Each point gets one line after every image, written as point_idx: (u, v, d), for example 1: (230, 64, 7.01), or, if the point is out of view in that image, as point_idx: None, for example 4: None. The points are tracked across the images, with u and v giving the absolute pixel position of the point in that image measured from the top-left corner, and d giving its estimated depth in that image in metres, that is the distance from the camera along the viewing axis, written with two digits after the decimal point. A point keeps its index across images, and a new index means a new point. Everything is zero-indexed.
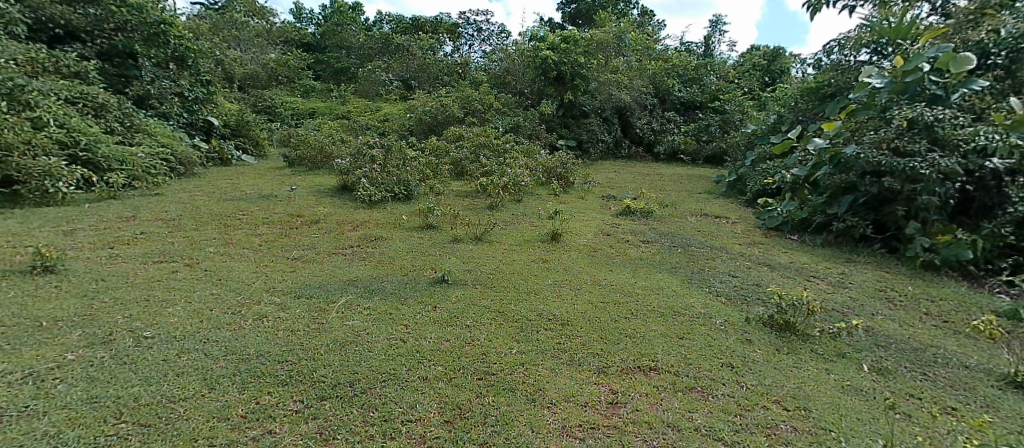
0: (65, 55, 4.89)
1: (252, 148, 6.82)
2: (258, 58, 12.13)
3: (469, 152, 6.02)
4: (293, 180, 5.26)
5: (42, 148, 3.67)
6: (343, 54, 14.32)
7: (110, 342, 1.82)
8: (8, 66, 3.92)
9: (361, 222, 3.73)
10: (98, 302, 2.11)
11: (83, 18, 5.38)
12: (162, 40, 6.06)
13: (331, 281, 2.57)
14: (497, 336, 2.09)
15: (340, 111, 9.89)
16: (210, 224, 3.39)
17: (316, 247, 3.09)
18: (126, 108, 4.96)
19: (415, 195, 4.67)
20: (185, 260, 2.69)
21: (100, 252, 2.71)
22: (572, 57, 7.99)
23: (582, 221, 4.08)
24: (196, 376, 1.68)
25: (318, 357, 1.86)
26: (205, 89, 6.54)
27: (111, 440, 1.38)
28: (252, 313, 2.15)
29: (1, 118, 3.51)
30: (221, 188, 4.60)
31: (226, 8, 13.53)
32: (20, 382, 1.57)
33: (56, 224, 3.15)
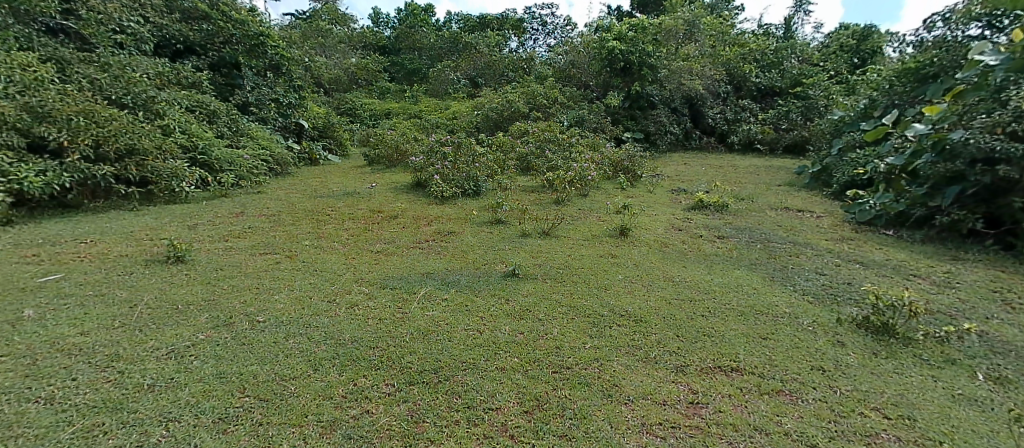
0: (184, 68, 5.46)
1: (336, 148, 7.26)
2: (340, 63, 12.86)
3: (535, 147, 6.07)
4: (372, 178, 5.55)
5: (169, 153, 4.13)
6: (415, 55, 14.83)
7: (231, 325, 2.05)
8: (143, 80, 4.53)
9: (434, 217, 3.88)
10: (219, 289, 2.37)
11: (197, 34, 6.06)
12: (261, 50, 6.60)
13: (411, 273, 2.71)
14: (570, 330, 2.12)
15: (412, 111, 10.30)
16: (305, 219, 3.68)
17: (395, 241, 3.25)
18: (232, 114, 5.47)
19: (484, 191, 4.78)
20: (285, 252, 2.94)
21: (218, 244, 3.02)
22: (640, 47, 7.86)
23: (651, 215, 4.01)
24: (302, 358, 1.85)
25: (404, 344, 1.98)
26: (297, 94, 7.07)
27: (239, 412, 1.55)
28: (344, 301, 2.32)
29: (138, 126, 4.02)
30: (312, 186, 4.96)
31: (312, 18, 14.41)
32: (166, 356, 1.80)
33: (182, 219, 3.54)
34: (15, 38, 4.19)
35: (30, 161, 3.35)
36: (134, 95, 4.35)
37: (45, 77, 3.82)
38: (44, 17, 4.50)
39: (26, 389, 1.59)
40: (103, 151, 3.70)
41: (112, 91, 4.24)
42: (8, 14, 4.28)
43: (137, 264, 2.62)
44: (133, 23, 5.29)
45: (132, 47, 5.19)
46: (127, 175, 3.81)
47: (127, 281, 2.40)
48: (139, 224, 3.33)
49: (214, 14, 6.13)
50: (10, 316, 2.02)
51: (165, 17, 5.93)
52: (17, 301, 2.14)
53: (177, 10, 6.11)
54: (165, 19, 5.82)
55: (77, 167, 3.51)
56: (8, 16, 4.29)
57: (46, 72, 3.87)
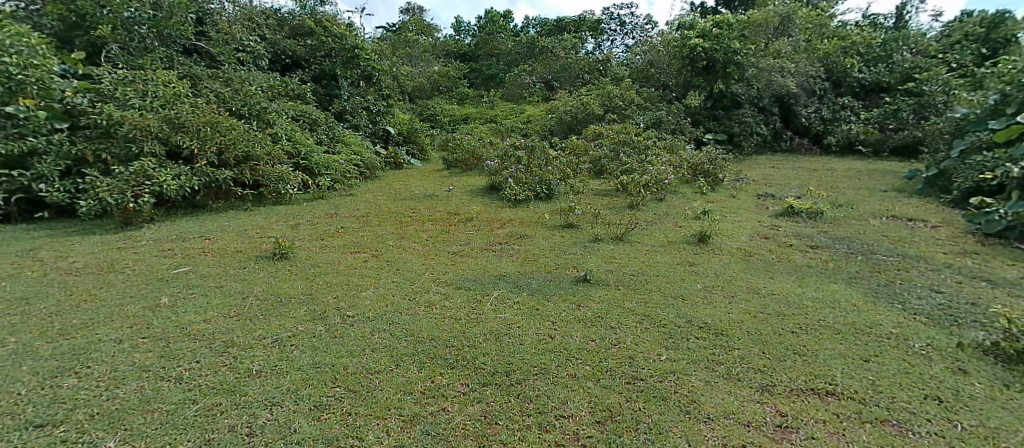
0: (291, 81, 5.99)
1: (418, 153, 7.59)
2: (424, 71, 13.43)
3: (610, 150, 5.96)
4: (450, 181, 5.73)
5: (277, 158, 4.51)
6: (493, 61, 15.14)
7: (326, 318, 2.20)
8: (258, 93, 5.04)
9: (507, 220, 3.93)
10: (315, 284, 2.56)
11: (304, 49, 6.65)
12: (355, 62, 7.08)
13: (484, 275, 2.76)
14: (644, 341, 2.05)
15: (489, 116, 10.53)
16: (389, 220, 3.88)
17: (470, 243, 3.33)
18: (329, 122, 5.90)
19: (556, 194, 4.77)
20: (371, 251, 3.12)
21: (315, 242, 3.27)
22: (725, 43, 7.34)
23: (734, 222, 3.79)
24: (386, 352, 1.95)
25: (478, 345, 2.02)
26: (385, 102, 7.49)
27: (330, 401, 1.67)
28: (422, 300, 2.41)
29: (254, 135, 4.45)
30: (396, 189, 5.21)
31: (400, 29, 15.22)
32: (271, 344, 1.98)
33: (285, 219, 3.87)
34: (162, 59, 4.95)
35: (168, 166, 3.82)
36: (250, 106, 4.84)
37: (181, 92, 4.36)
38: (182, 39, 5.21)
39: (162, 368, 1.81)
40: (225, 157, 4.15)
41: (232, 104, 4.76)
42: (155, 38, 5.00)
43: (249, 259, 2.90)
44: (252, 41, 5.94)
45: (250, 63, 5.90)
46: (243, 178, 4.24)
47: (240, 275, 2.66)
48: (250, 223, 3.68)
49: (318, 30, 6.68)
50: (151, 301, 2.33)
51: (279, 34, 6.60)
52: (157, 289, 2.45)
53: (288, 27, 6.76)
54: (278, 36, 6.49)
55: (203, 171, 3.95)
56: (155, 39, 5.03)
57: (182, 87, 4.41)
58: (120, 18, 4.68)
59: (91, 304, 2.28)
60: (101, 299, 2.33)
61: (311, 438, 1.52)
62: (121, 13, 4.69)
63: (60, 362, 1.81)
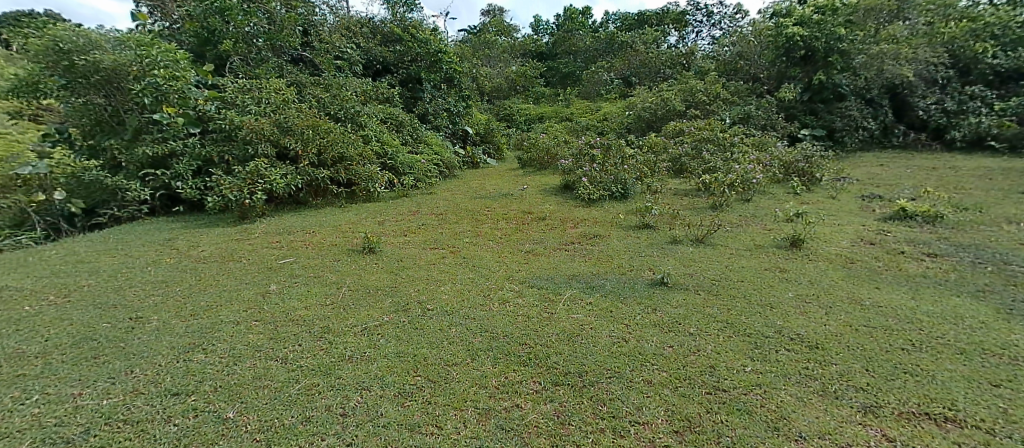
0: (381, 85, 6.35)
1: (494, 152, 7.73)
2: (502, 71, 13.62)
3: (691, 148, 5.70)
4: (524, 180, 5.78)
5: (367, 158, 4.79)
6: (571, 59, 15.02)
7: (408, 310, 2.31)
8: (352, 97, 5.38)
9: (581, 219, 3.89)
10: (399, 278, 2.69)
11: (392, 55, 7.04)
12: (438, 66, 7.34)
13: (558, 274, 2.75)
14: (727, 350, 1.95)
15: (565, 115, 10.47)
16: (466, 218, 3.98)
17: (544, 242, 3.34)
18: (414, 124, 6.18)
19: (632, 194, 4.66)
20: (449, 248, 3.23)
21: (399, 238, 3.44)
22: (829, 29, 6.81)
23: (832, 225, 3.47)
24: (462, 346, 2.01)
25: (550, 344, 2.02)
26: (464, 103, 7.71)
27: (412, 388, 1.76)
28: (497, 297, 2.46)
29: (348, 136, 4.77)
30: (473, 188, 5.34)
31: (480, 31, 15.57)
32: (360, 332, 2.12)
33: (373, 215, 4.11)
34: (275, 68, 5.51)
35: (277, 166, 4.20)
36: (346, 110, 5.19)
37: (289, 98, 4.77)
38: (290, 49, 5.75)
39: (270, 348, 1.99)
40: (322, 157, 4.49)
41: (330, 108, 5.13)
42: (268, 49, 5.58)
43: (341, 252, 3.11)
44: (348, 49, 6.39)
45: (346, 70, 6.36)
46: (338, 177, 4.55)
47: (334, 266, 2.87)
48: (343, 219, 3.95)
49: (406, 35, 7.02)
50: (261, 287, 2.58)
51: (371, 41, 7.02)
52: (265, 277, 2.71)
53: (379, 34, 7.17)
54: (371, 44, 6.92)
55: (305, 171, 4.29)
56: (268, 51, 5.61)
57: (289, 94, 4.82)
58: (242, 33, 5.30)
59: (214, 288, 2.56)
60: (222, 284, 2.61)
61: (396, 422, 1.60)
62: (243, 28, 5.31)
63: (191, 339, 2.05)
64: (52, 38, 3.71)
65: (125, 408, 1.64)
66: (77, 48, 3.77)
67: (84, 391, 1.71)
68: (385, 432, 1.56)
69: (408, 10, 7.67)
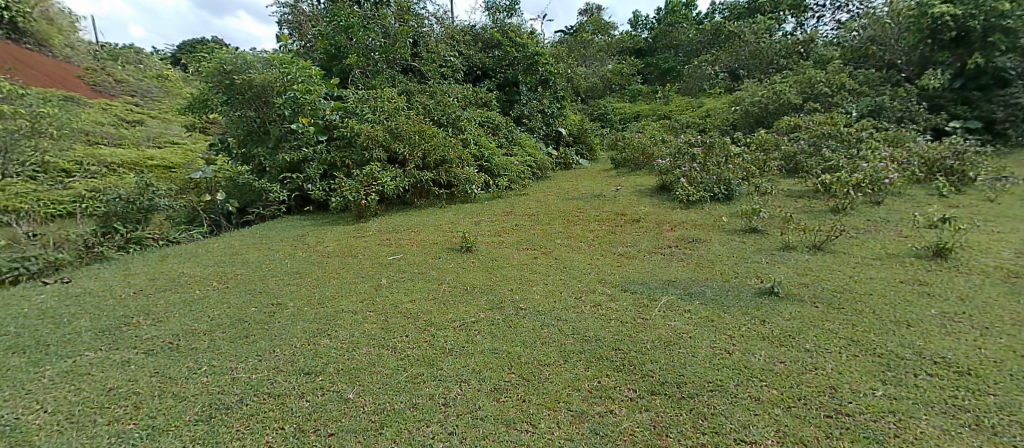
0: (480, 91, 6.58)
1: (587, 153, 7.66)
2: (597, 69, 13.44)
3: (808, 144, 5.20)
4: (618, 181, 5.65)
5: (466, 160, 4.98)
6: (671, 53, 14.40)
7: (502, 308, 2.37)
8: (453, 103, 5.62)
9: (679, 222, 3.72)
10: (494, 276, 2.77)
11: (491, 61, 7.27)
12: (535, 68, 7.41)
13: (653, 279, 2.66)
14: (851, 370, 1.75)
15: (663, 112, 10.07)
16: (558, 219, 3.98)
17: (638, 245, 3.24)
18: (509, 126, 6.32)
19: (737, 196, 4.37)
20: (541, 249, 3.25)
21: (494, 238, 3.54)
22: (991, 4, 5.77)
23: (989, 233, 2.97)
24: (554, 347, 2.02)
25: (645, 351, 1.96)
26: (559, 105, 7.72)
27: (506, 385, 1.80)
28: (589, 299, 2.43)
29: (450, 140, 4.98)
30: (565, 189, 5.34)
31: (577, 31, 15.50)
32: (459, 327, 2.21)
33: (469, 216, 4.26)
34: (388, 78, 5.94)
35: (387, 169, 4.52)
36: (448, 115, 5.44)
37: (399, 106, 5.11)
38: (402, 60, 6.16)
39: (381, 337, 2.15)
40: (426, 161, 4.74)
41: (435, 113, 5.41)
42: (383, 61, 6.03)
43: (441, 250, 3.27)
44: (451, 57, 6.70)
45: (450, 77, 6.69)
46: (439, 179, 4.78)
47: (435, 264, 3.02)
48: (443, 219, 4.14)
49: (505, 40, 7.20)
50: (372, 281, 2.79)
51: (472, 49, 7.32)
52: (376, 272, 2.93)
53: (480, 41, 7.44)
54: (472, 51, 7.21)
55: (411, 173, 4.57)
56: (383, 63, 6.06)
57: (400, 102, 5.18)
58: (362, 48, 5.82)
59: (336, 280, 2.82)
60: (342, 277, 2.87)
61: (492, 416, 1.65)
62: (363, 43, 5.82)
63: (318, 325, 2.28)
64: (219, 62, 4.41)
65: (268, 382, 1.87)
66: (236, 68, 4.43)
67: (238, 365, 1.97)
68: (483, 426, 1.62)
69: (508, 15, 7.87)
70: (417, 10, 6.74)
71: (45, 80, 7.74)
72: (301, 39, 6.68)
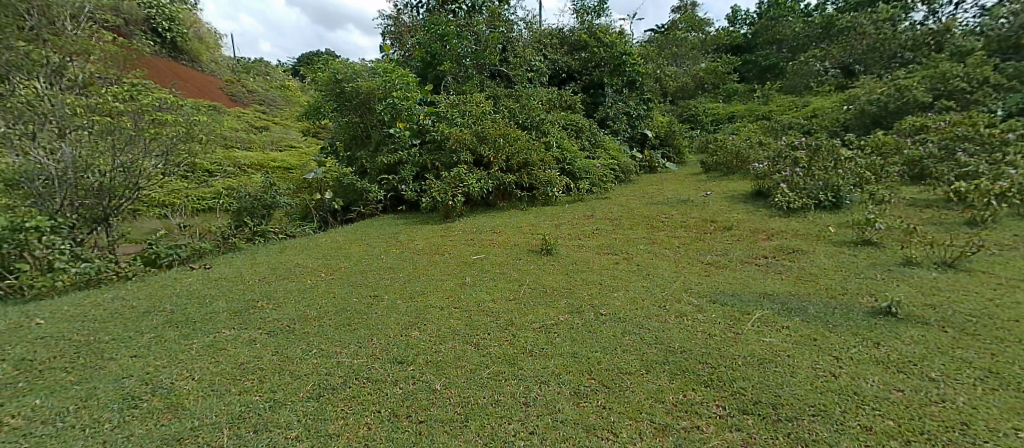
0: (565, 93, 6.59)
1: (675, 157, 7.38)
2: (689, 68, 12.88)
3: (937, 148, 4.61)
4: (708, 186, 5.37)
5: (548, 163, 5.00)
6: (773, 50, 13.42)
7: (582, 313, 2.36)
8: (537, 106, 5.67)
9: (777, 231, 3.47)
10: (574, 280, 2.76)
11: (577, 63, 7.25)
12: (622, 69, 7.27)
13: (746, 291, 2.50)
14: (989, 406, 1.57)
15: (761, 113, 9.42)
16: (641, 224, 3.88)
17: (729, 254, 3.07)
18: (593, 129, 6.25)
19: (845, 204, 3.98)
20: (622, 254, 3.19)
21: (574, 241, 3.52)
22: None
23: None
24: (636, 356, 1.98)
25: (736, 367, 1.87)
26: (646, 106, 7.50)
27: (587, 391, 1.80)
28: (674, 309, 2.34)
29: (533, 143, 5.03)
30: (649, 193, 5.18)
31: (669, 29, 14.96)
32: (539, 328, 2.24)
33: (550, 218, 4.28)
34: (477, 83, 6.13)
35: (473, 171, 4.67)
36: (532, 118, 5.50)
37: (486, 110, 5.26)
38: (491, 65, 6.33)
39: (465, 334, 2.23)
40: (509, 163, 4.83)
41: (520, 117, 5.50)
42: (473, 66, 6.23)
43: (522, 252, 3.32)
44: (537, 61, 6.77)
45: (536, 81, 6.77)
46: (521, 181, 4.84)
47: (516, 265, 3.08)
48: (524, 221, 4.20)
49: (593, 41, 7.14)
50: (457, 279, 2.90)
51: (559, 51, 7.35)
52: (460, 270, 3.04)
53: (567, 44, 7.45)
54: (558, 54, 7.24)
55: (495, 176, 4.69)
56: (473, 68, 6.27)
57: (487, 106, 5.33)
58: (453, 54, 6.06)
59: (425, 277, 2.97)
60: (431, 274, 3.02)
61: (572, 420, 1.67)
62: (454, 50, 6.06)
63: (409, 318, 2.42)
64: (333, 73, 4.87)
65: (366, 368, 2.01)
66: (346, 77, 4.86)
67: (341, 350, 2.15)
68: (564, 428, 1.64)
69: (597, 16, 7.79)
70: (507, 15, 6.89)
71: (196, 92, 9.07)
72: (400, 48, 7.11)
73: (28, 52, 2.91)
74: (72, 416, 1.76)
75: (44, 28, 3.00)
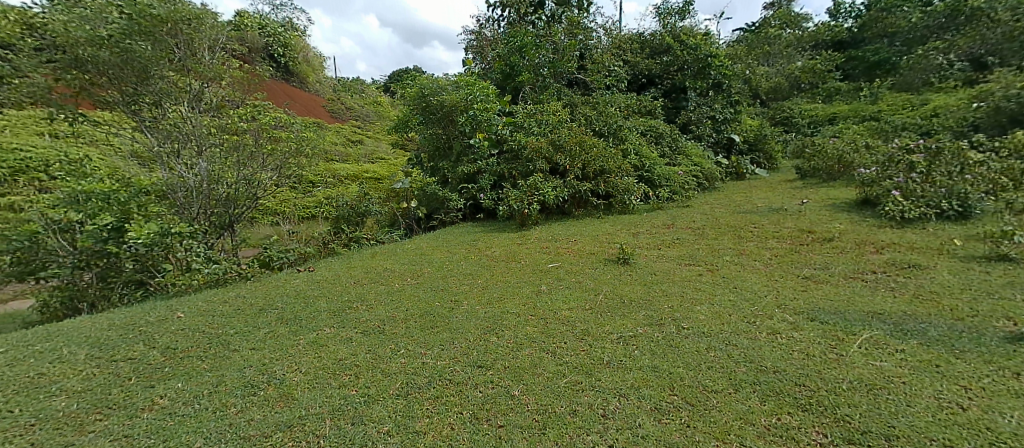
0: (645, 99, 6.45)
1: (766, 162, 6.94)
2: (784, 68, 12.07)
3: None
4: (806, 194, 4.99)
5: (626, 171, 4.92)
6: (885, 43, 12.17)
7: (662, 325, 2.30)
8: (615, 113, 5.59)
9: (888, 243, 3.15)
10: (653, 291, 2.69)
11: (659, 66, 7.07)
12: (707, 72, 6.97)
13: (851, 309, 2.30)
14: None
15: (869, 113, 8.58)
16: (727, 234, 3.69)
17: (830, 268, 2.83)
18: (675, 135, 6.04)
19: (970, 214, 3.53)
20: (706, 265, 3.06)
21: (654, 251, 3.43)
22: None
23: None
24: (723, 373, 1.90)
25: (840, 391, 1.75)
26: (734, 110, 7.12)
27: (669, 407, 1.76)
28: (765, 326, 2.21)
29: (610, 151, 4.97)
30: (737, 201, 4.92)
31: (761, 28, 14.12)
32: (616, 339, 2.21)
33: (628, 227, 4.20)
34: (555, 92, 6.19)
35: (549, 179, 4.72)
36: (609, 126, 5.44)
37: (562, 119, 5.27)
38: (568, 73, 6.38)
39: (542, 342, 2.26)
40: (586, 171, 4.81)
41: (596, 124, 5.45)
42: (551, 75, 6.30)
43: (599, 261, 3.30)
44: (616, 67, 6.70)
45: (614, 87, 6.70)
46: (598, 189, 4.80)
47: (592, 274, 3.06)
48: (601, 229, 4.16)
49: (675, 44, 6.93)
50: (533, 287, 2.94)
51: (639, 56, 7.22)
52: (537, 278, 3.08)
53: (648, 48, 7.31)
54: (637, 59, 7.13)
55: (570, 184, 4.70)
56: (551, 77, 6.33)
57: (564, 114, 5.35)
58: (532, 65, 6.16)
59: (502, 284, 3.04)
60: (507, 281, 3.09)
61: (655, 437, 1.65)
62: (533, 60, 6.16)
63: (487, 323, 2.49)
64: (420, 88, 5.16)
65: (449, 370, 2.10)
66: (431, 92, 5.13)
67: (425, 352, 2.26)
68: (645, 444, 1.62)
69: (681, 18, 7.55)
70: (586, 23, 6.88)
71: (303, 110, 10.01)
72: (481, 61, 7.36)
73: (176, 81, 3.38)
74: (206, 399, 2.01)
75: (188, 59, 3.41)
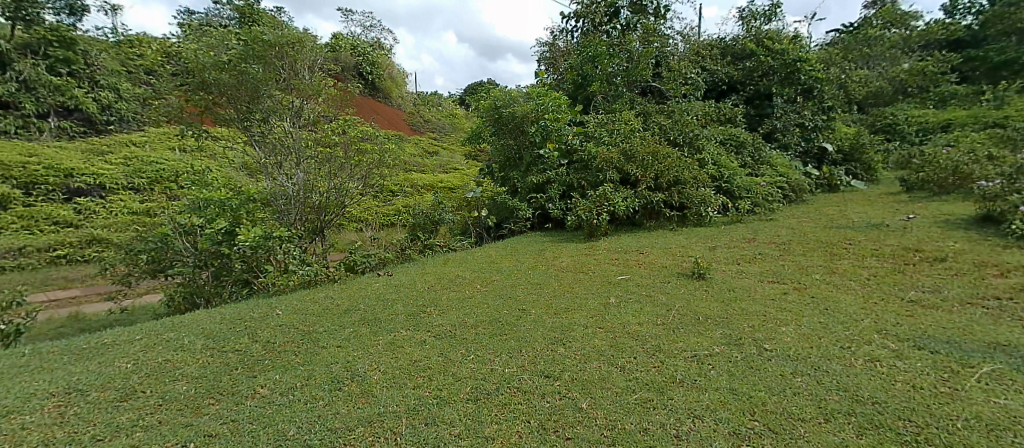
0: (725, 106, 6.18)
1: (863, 173, 6.40)
2: (887, 71, 11.05)
3: None
4: (913, 209, 4.53)
5: (703, 182, 4.73)
6: (1013, 41, 10.79)
7: (741, 345, 2.19)
8: (692, 121, 5.36)
9: (1015, 266, 2.79)
10: (731, 309, 2.56)
11: (740, 72, 6.77)
12: (797, 78, 6.50)
13: (968, 339, 2.06)
14: None
15: (991, 120, 7.65)
16: (817, 250, 3.44)
17: (941, 292, 2.55)
18: (758, 144, 5.71)
19: None
20: (792, 283, 2.86)
21: (732, 266, 3.28)
22: None
23: None
24: (812, 401, 1.78)
25: (953, 431, 1.60)
26: (826, 116, 6.61)
27: (751, 433, 1.68)
28: (861, 352, 2.04)
29: (686, 161, 4.80)
30: (829, 215, 4.57)
31: (860, 27, 13.03)
32: (691, 357, 2.14)
33: (705, 240, 4.05)
34: (629, 101, 6.12)
35: (620, 190, 4.68)
36: (685, 135, 5.21)
37: (634, 128, 5.17)
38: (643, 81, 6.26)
39: (612, 355, 2.23)
40: (660, 182, 4.70)
41: (671, 133, 5.25)
42: (624, 84, 6.23)
43: (672, 274, 3.20)
44: (695, 74, 6.46)
45: (691, 95, 6.48)
46: (671, 200, 4.67)
47: (664, 288, 2.97)
48: (675, 242, 4.03)
49: (759, 49, 6.56)
50: (602, 299, 2.91)
51: (719, 63, 6.93)
52: (607, 290, 3.05)
53: (729, 54, 7.07)
54: (717, 66, 6.89)
55: (642, 195, 4.62)
56: (624, 86, 6.25)
57: (637, 124, 5.26)
58: (605, 74, 6.13)
59: (571, 294, 3.03)
60: (575, 291, 3.08)
61: None
62: (606, 69, 6.11)
63: (556, 333, 2.50)
64: (494, 100, 5.32)
65: (518, 378, 2.14)
66: (504, 103, 5.26)
67: (495, 358, 2.31)
68: None
69: (767, 21, 7.17)
70: (662, 30, 6.74)
71: (387, 124, 10.62)
72: (553, 72, 7.40)
73: (281, 99, 3.74)
74: (298, 391, 2.19)
75: (291, 78, 3.75)
